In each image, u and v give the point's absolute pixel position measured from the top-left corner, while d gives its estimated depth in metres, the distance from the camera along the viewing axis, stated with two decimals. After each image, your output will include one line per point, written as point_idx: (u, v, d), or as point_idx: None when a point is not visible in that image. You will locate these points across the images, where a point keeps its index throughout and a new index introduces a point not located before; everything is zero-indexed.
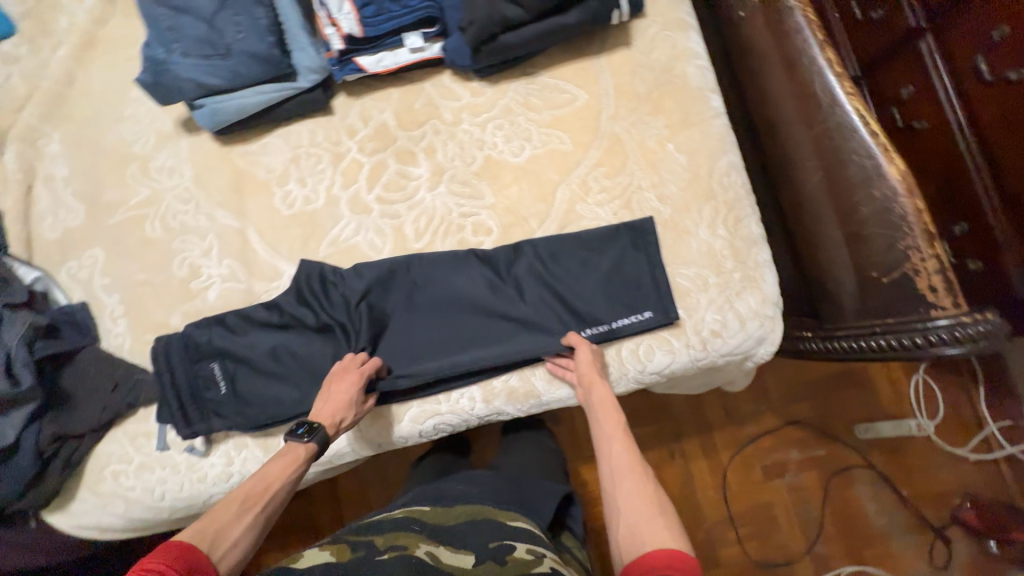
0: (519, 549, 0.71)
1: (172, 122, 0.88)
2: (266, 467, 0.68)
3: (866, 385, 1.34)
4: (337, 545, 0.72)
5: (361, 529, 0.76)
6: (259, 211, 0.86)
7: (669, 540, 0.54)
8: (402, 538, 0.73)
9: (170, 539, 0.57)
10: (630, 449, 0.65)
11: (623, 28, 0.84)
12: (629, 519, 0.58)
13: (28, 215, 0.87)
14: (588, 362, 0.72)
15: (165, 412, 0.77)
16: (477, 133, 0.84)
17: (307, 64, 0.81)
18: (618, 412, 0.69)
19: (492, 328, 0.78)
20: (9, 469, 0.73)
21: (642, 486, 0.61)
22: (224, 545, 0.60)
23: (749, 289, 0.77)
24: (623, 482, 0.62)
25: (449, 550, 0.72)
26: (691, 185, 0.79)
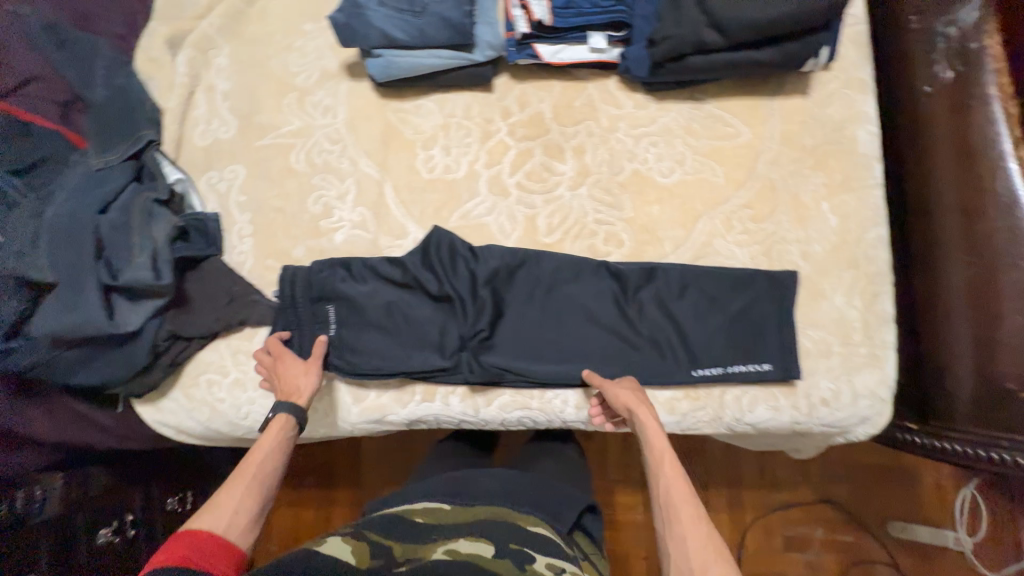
0: (539, 562, 0.65)
1: (338, 63, 0.90)
2: (253, 451, 0.69)
3: (910, 484, 1.29)
4: (357, 543, 0.66)
5: (381, 529, 0.70)
6: (400, 168, 0.87)
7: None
8: (421, 546, 0.67)
9: (181, 530, 0.60)
10: (678, 481, 0.62)
11: (802, 77, 0.83)
12: (682, 560, 0.57)
13: (185, 118, 0.91)
14: (620, 393, 0.71)
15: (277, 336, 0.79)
16: (630, 145, 0.84)
17: (488, 39, 0.82)
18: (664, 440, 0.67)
19: (604, 340, 0.79)
20: (125, 354, 0.75)
21: (695, 521, 0.59)
22: (224, 520, 0.62)
23: (871, 367, 0.76)
24: (674, 518, 0.60)
25: (466, 542, 0.67)
26: (837, 250, 0.77)
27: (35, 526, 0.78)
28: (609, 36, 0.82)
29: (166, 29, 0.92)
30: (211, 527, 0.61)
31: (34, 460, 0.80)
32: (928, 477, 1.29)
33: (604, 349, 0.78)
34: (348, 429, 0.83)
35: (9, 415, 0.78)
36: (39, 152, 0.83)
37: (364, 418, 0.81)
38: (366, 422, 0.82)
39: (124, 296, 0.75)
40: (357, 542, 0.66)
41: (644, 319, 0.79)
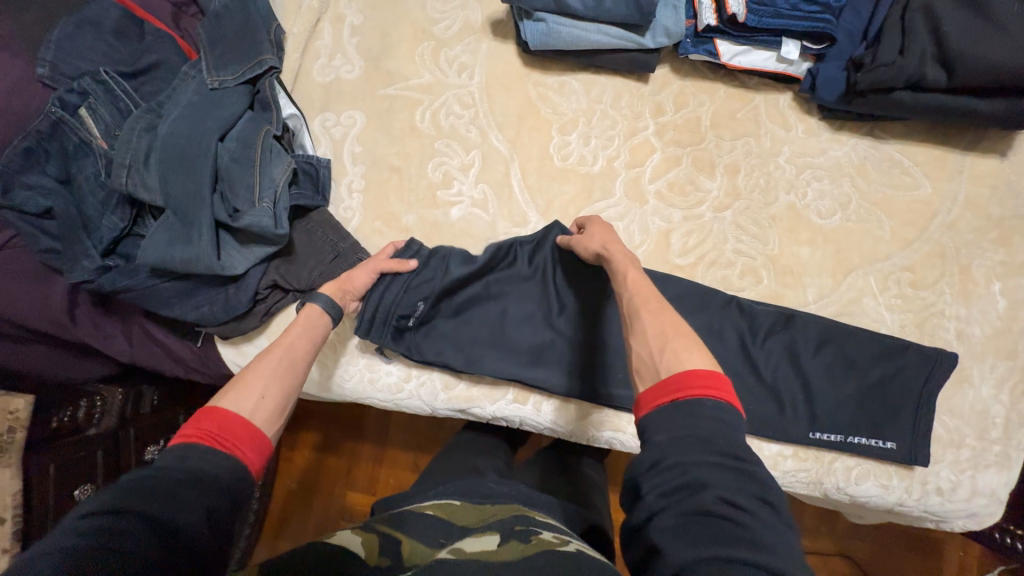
0: (545, 533, 0.56)
1: (484, 17, 0.81)
2: (279, 340, 0.61)
3: (937, 557, 1.21)
4: (364, 533, 0.57)
5: (393, 522, 0.60)
6: (531, 149, 0.79)
7: (688, 360, 0.47)
8: (432, 548, 0.55)
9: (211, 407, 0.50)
10: (640, 284, 0.58)
11: (1006, 135, 0.73)
12: (644, 350, 0.51)
13: (307, 47, 0.83)
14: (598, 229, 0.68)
15: (371, 330, 0.72)
16: (790, 173, 0.76)
17: (667, 24, 0.71)
18: (622, 252, 0.63)
19: None
20: (225, 296, 0.73)
21: (654, 311, 0.54)
22: (250, 399, 0.52)
23: (1000, 467, 0.70)
24: (633, 315, 0.55)
25: (473, 539, 0.55)
26: (997, 337, 0.71)
27: (91, 439, 0.76)
28: (804, 47, 0.71)
29: None
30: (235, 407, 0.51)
31: (99, 368, 0.84)
32: (955, 555, 1.20)
33: None
34: (428, 410, 0.79)
35: (92, 328, 0.78)
36: (154, 58, 0.76)
37: (449, 405, 0.77)
38: (448, 406, 0.77)
39: (232, 236, 0.71)
40: (367, 534, 0.58)
41: (767, 367, 0.72)
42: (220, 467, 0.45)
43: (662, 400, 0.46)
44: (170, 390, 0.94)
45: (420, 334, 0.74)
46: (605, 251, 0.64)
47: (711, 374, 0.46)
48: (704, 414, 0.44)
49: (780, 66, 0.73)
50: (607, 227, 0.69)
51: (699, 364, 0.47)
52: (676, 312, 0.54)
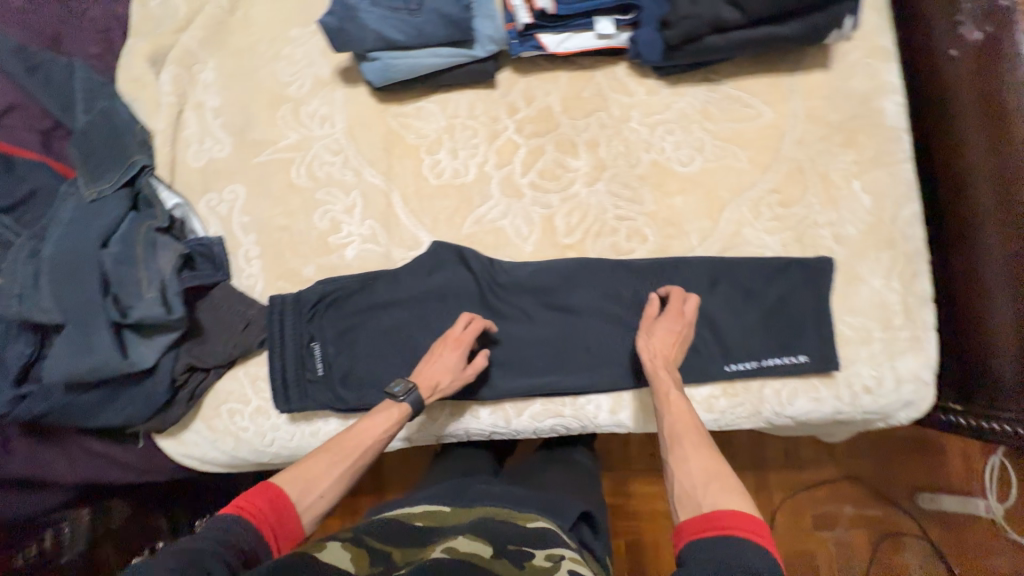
0: (537, 556, 0.56)
1: (331, 68, 0.85)
2: (360, 429, 0.66)
3: (934, 455, 1.32)
4: (353, 547, 0.54)
5: (383, 534, 0.57)
6: (407, 176, 0.83)
7: (727, 499, 0.52)
8: (424, 549, 0.55)
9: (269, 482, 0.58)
10: (687, 414, 0.62)
11: (823, 49, 0.78)
12: (687, 481, 0.56)
13: (176, 138, 0.87)
14: (661, 337, 0.68)
15: (284, 396, 0.75)
16: (645, 134, 0.80)
17: (489, 33, 0.77)
18: (666, 372, 0.66)
19: (634, 344, 0.75)
20: (144, 392, 0.74)
21: (704, 454, 0.57)
22: (311, 496, 0.59)
23: (912, 351, 0.73)
24: (676, 443, 0.60)
25: (466, 540, 0.56)
26: (872, 230, 0.74)
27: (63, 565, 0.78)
28: (617, 20, 0.76)
29: (145, 45, 0.86)
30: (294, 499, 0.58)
31: (55, 497, 0.80)
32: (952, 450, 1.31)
33: (635, 352, 0.75)
34: None
35: (28, 461, 0.78)
36: (30, 186, 0.79)
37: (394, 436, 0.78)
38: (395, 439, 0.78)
39: (136, 333, 0.73)
40: (357, 549, 0.54)
41: None
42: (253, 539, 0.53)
43: (700, 532, 0.51)
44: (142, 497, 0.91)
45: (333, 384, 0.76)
46: (656, 365, 0.67)
47: (752, 518, 0.50)
48: (736, 552, 0.47)
49: (603, 42, 0.78)
50: (673, 336, 0.68)
51: (741, 508, 0.51)
52: (717, 450, 0.59)
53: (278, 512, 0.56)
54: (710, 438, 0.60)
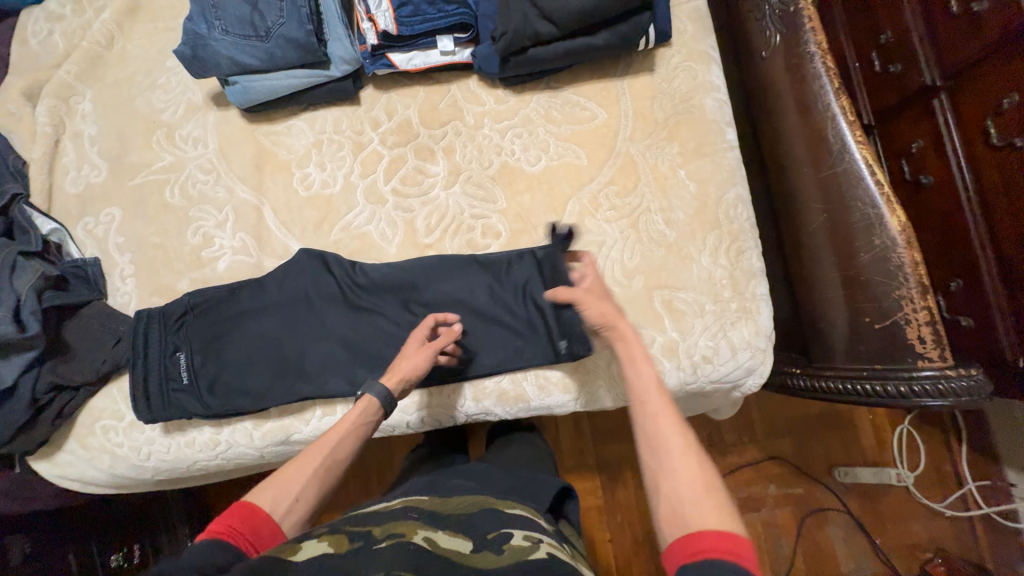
0: (516, 536, 0.60)
1: (203, 94, 0.90)
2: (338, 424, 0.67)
3: (849, 427, 1.35)
4: (331, 536, 0.55)
5: (362, 522, 0.59)
6: (278, 190, 0.88)
7: (716, 519, 0.46)
8: (403, 527, 0.58)
9: (241, 500, 0.57)
10: (668, 412, 0.53)
11: (648, 54, 0.86)
12: (671, 493, 0.49)
13: (53, 166, 0.90)
14: (600, 312, 0.62)
15: (148, 409, 0.77)
16: (497, 139, 0.87)
17: (341, 54, 0.84)
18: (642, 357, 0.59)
19: (490, 334, 0.80)
20: (4, 415, 0.74)
21: (685, 457, 0.50)
22: (286, 503, 0.59)
23: (744, 320, 0.79)
24: (659, 445, 0.52)
25: (446, 534, 0.58)
26: (699, 213, 0.81)
27: None
28: (456, 38, 0.84)
29: (21, 81, 0.90)
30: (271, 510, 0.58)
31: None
32: (864, 421, 1.35)
33: (491, 342, 0.80)
34: (256, 454, 0.82)
35: None
36: None
37: (267, 441, 0.80)
38: (274, 445, 0.81)
39: None
40: (335, 536, 0.56)
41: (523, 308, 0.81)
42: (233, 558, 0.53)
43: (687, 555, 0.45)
44: (46, 534, 0.91)
45: (200, 395, 0.78)
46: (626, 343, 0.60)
47: (741, 541, 0.45)
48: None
49: (448, 58, 0.85)
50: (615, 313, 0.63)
51: (732, 529, 0.46)
52: (705, 454, 0.51)
53: (257, 529, 0.56)
54: (696, 438, 0.52)
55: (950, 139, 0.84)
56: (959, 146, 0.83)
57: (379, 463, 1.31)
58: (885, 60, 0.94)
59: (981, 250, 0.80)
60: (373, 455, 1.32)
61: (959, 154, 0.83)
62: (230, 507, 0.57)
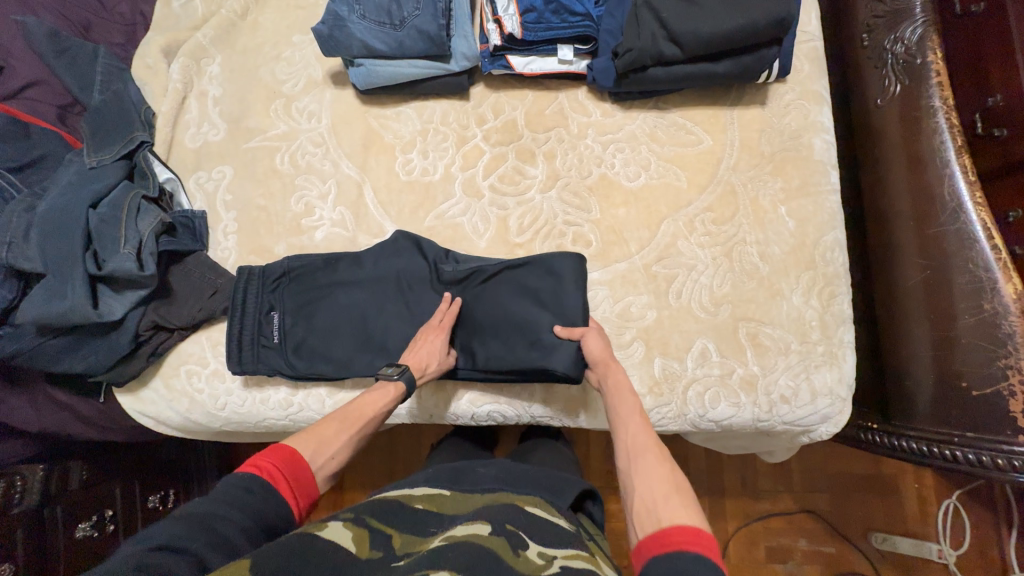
0: (531, 549, 0.55)
1: (324, 71, 0.95)
2: (366, 396, 0.73)
3: (893, 494, 1.29)
4: (356, 528, 0.56)
5: (384, 517, 0.59)
6: (380, 171, 0.91)
7: (686, 517, 0.54)
8: (423, 539, 0.57)
9: (280, 443, 0.63)
10: (643, 428, 0.65)
11: (761, 88, 0.87)
12: (646, 497, 0.58)
13: (177, 121, 0.95)
14: (598, 349, 0.74)
15: (237, 362, 0.81)
16: (598, 150, 0.88)
17: (464, 50, 0.87)
18: (631, 393, 0.70)
19: (541, 337, 0.78)
20: (108, 344, 0.80)
21: (658, 465, 0.60)
22: (323, 456, 0.65)
23: (828, 365, 0.78)
24: (640, 456, 0.62)
25: (462, 525, 0.58)
26: (795, 252, 0.81)
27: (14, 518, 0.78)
28: (577, 49, 0.87)
29: (161, 38, 0.96)
30: (310, 459, 0.63)
31: (16, 451, 0.84)
32: (909, 489, 1.28)
33: (540, 345, 0.77)
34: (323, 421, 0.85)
35: None
36: (39, 152, 0.84)
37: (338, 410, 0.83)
38: None
39: (108, 287, 0.79)
40: (359, 529, 0.56)
41: (603, 321, 0.81)
42: (260, 499, 0.56)
43: (654, 549, 0.52)
44: (103, 464, 0.95)
45: (289, 358, 0.82)
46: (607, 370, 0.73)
47: (706, 536, 0.52)
48: (691, 568, 0.49)
49: (564, 67, 0.88)
50: (602, 346, 0.75)
51: (697, 525, 0.53)
52: (675, 463, 0.61)
53: (295, 471, 0.61)
54: (668, 451, 0.63)
55: None
56: None
57: (408, 450, 1.33)
58: (990, 124, 0.81)
59: None
60: (403, 441, 1.33)
61: None
62: (264, 449, 0.62)
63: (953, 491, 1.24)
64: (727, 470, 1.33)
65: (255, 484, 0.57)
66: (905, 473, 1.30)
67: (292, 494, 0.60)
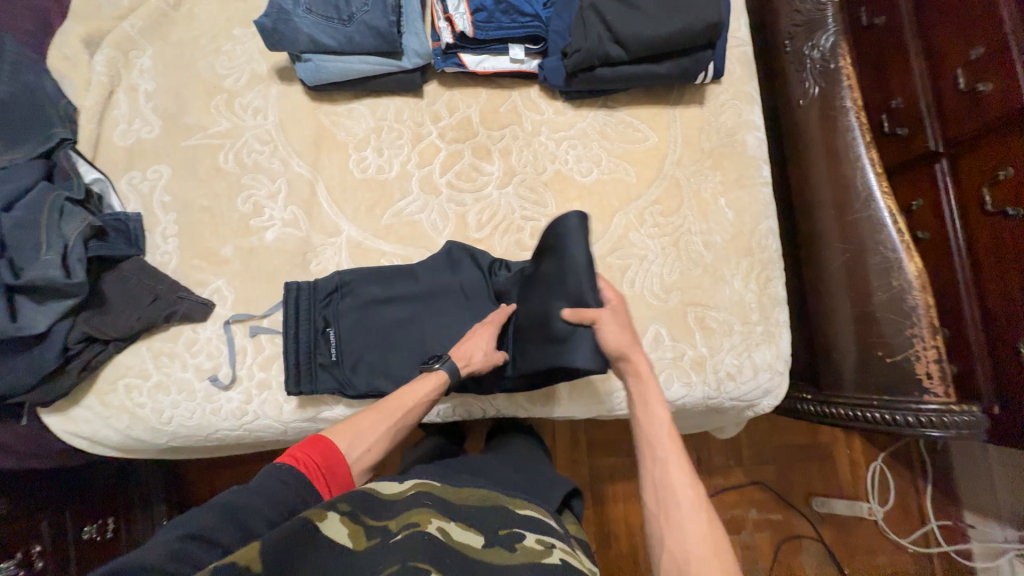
0: (528, 538, 0.58)
1: (268, 66, 0.92)
2: (405, 387, 0.73)
3: (829, 461, 1.42)
4: (351, 523, 0.54)
5: (381, 510, 0.57)
6: (332, 169, 0.89)
7: None
8: (417, 514, 0.57)
9: (320, 436, 0.64)
10: (679, 464, 0.62)
11: (699, 88, 0.93)
12: (679, 551, 0.57)
13: (104, 117, 0.88)
14: (616, 337, 0.67)
15: (293, 381, 0.79)
16: (552, 147, 0.91)
17: (415, 48, 0.87)
18: (665, 417, 0.65)
19: (554, 323, 0.70)
20: (29, 360, 0.73)
21: (695, 514, 0.59)
22: (359, 448, 0.66)
23: (767, 343, 0.85)
24: (671, 499, 0.60)
25: (459, 525, 0.58)
26: (734, 240, 0.88)
27: None
28: (527, 48, 0.89)
29: (82, 28, 0.89)
30: (346, 450, 0.64)
31: None
32: (842, 455, 1.41)
33: (555, 333, 0.70)
34: (281, 428, 0.82)
35: None
36: None
37: (297, 416, 0.81)
38: (304, 420, 0.82)
39: (28, 298, 0.72)
40: (354, 525, 0.54)
41: None
42: (294, 489, 0.57)
43: None
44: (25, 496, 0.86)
45: (343, 374, 0.80)
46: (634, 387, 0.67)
47: None
48: None
49: (516, 66, 0.90)
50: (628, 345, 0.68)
51: None
52: (710, 508, 0.60)
53: (329, 463, 0.62)
54: (705, 492, 0.61)
55: (988, 190, 0.78)
56: (955, 208, 0.83)
57: None
58: (894, 123, 0.92)
59: (971, 314, 0.79)
60: None
61: (955, 214, 0.83)
62: (306, 440, 0.63)
63: (878, 453, 1.39)
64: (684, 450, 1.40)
65: (289, 474, 0.58)
66: (838, 441, 1.43)
67: (325, 484, 0.61)
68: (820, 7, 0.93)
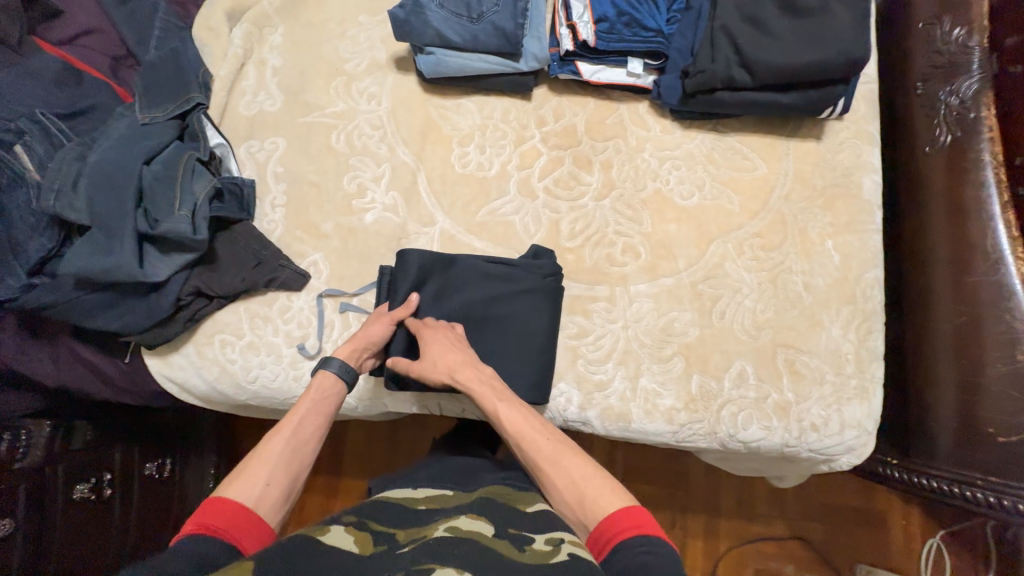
0: (537, 540, 0.55)
1: (388, 54, 0.95)
2: (291, 412, 0.69)
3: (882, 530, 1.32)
4: (357, 532, 0.56)
5: (388, 519, 0.60)
6: (435, 160, 0.91)
7: (610, 505, 0.59)
8: (424, 528, 0.58)
9: (210, 496, 0.60)
10: (538, 435, 0.67)
11: (818, 123, 0.89)
12: (569, 501, 0.63)
13: (233, 87, 0.94)
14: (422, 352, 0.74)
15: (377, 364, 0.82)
16: (654, 165, 0.89)
17: (534, 51, 0.87)
18: (498, 391, 0.72)
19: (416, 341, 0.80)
20: (145, 305, 0.78)
21: (567, 466, 0.65)
22: (258, 487, 0.61)
23: (858, 399, 0.80)
24: (545, 464, 0.65)
25: (467, 519, 0.58)
26: (837, 285, 0.83)
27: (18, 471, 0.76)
28: (646, 63, 0.89)
29: (226, 2, 0.95)
30: (241, 497, 0.60)
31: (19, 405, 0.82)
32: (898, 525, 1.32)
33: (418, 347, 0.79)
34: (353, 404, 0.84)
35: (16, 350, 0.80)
36: (92, 102, 0.82)
37: None
38: (373, 400, 0.86)
39: (154, 248, 0.78)
40: (360, 532, 0.56)
41: (646, 333, 0.82)
42: (203, 549, 0.54)
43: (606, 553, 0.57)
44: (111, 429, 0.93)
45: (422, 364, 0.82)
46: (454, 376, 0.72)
47: (636, 512, 0.58)
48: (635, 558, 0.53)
49: (631, 79, 0.89)
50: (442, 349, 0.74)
51: (628, 506, 0.59)
52: (577, 448, 0.66)
53: (231, 518, 0.58)
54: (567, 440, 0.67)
55: None
56: None
57: (414, 444, 1.32)
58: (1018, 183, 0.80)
59: None
60: (410, 434, 1.32)
61: None
62: (201, 506, 0.58)
63: (940, 529, 1.29)
64: (727, 491, 1.35)
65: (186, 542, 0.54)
66: (896, 511, 1.33)
67: (233, 536, 0.57)
68: (966, 50, 0.87)
